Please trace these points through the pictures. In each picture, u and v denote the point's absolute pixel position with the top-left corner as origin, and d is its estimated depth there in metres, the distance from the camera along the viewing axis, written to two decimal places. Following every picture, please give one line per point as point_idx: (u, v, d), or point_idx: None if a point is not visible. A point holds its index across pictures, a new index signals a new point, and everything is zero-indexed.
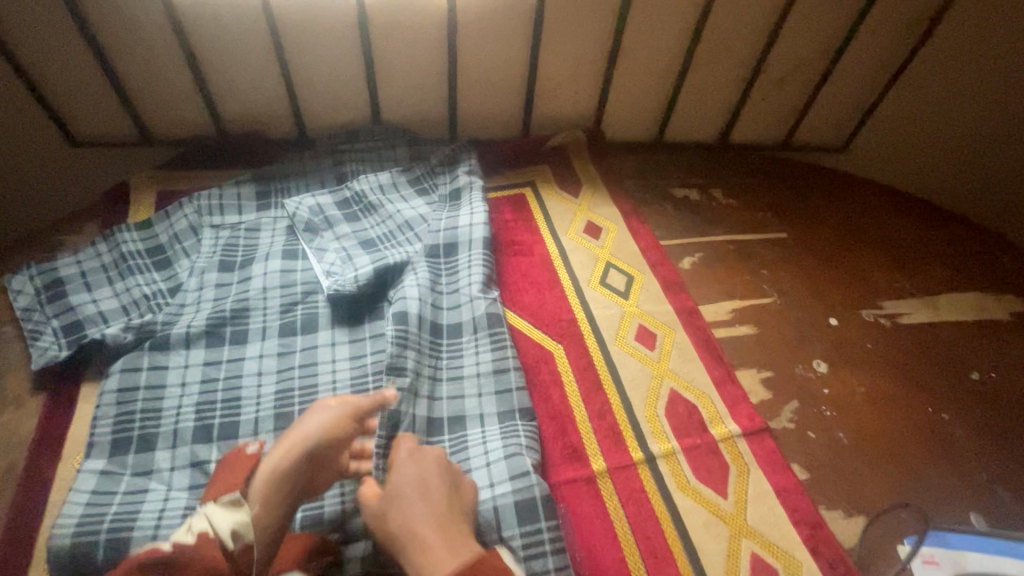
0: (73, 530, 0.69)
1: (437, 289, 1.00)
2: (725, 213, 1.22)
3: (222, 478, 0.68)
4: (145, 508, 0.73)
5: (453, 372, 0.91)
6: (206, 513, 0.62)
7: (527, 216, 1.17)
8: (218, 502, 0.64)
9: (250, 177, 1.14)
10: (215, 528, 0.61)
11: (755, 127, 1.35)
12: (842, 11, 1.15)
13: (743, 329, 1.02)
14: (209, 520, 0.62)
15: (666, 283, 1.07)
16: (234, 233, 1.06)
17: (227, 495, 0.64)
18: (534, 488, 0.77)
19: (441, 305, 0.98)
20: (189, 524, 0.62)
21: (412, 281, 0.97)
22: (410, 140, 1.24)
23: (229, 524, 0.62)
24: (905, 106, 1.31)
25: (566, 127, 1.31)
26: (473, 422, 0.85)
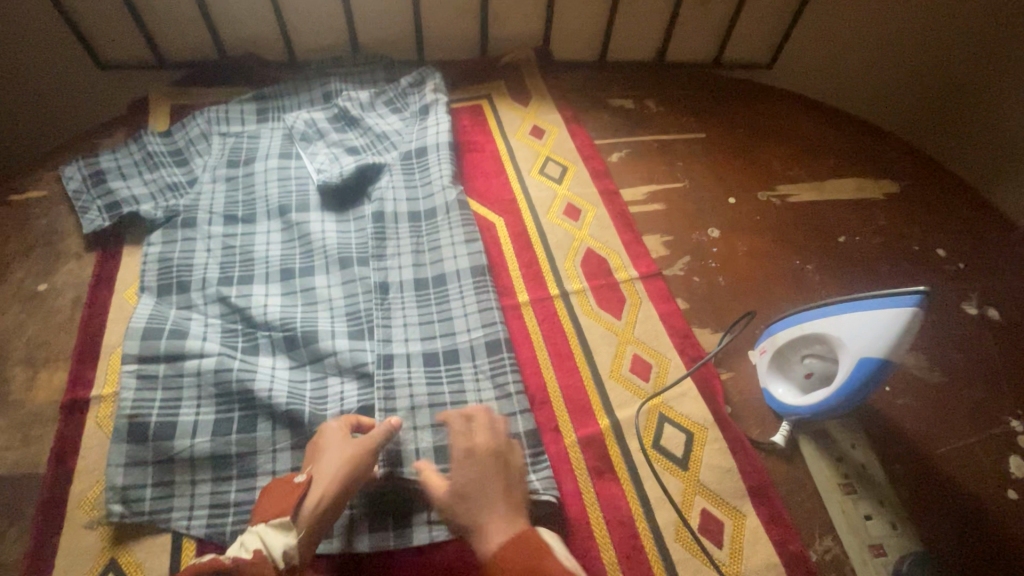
0: (140, 337, 0.93)
1: (412, 181, 1.20)
2: (654, 118, 1.42)
3: (267, 504, 0.75)
4: (192, 325, 0.97)
5: (422, 246, 1.12)
6: (260, 534, 0.71)
7: (482, 122, 1.38)
8: (270, 525, 0.72)
9: (252, 95, 1.36)
10: (270, 551, 0.69)
11: (687, 47, 1.55)
12: None
13: (652, 207, 1.24)
14: (264, 541, 0.70)
15: (594, 172, 1.28)
16: (239, 138, 1.29)
17: (278, 519, 0.72)
18: (499, 331, 1.00)
19: (414, 198, 1.18)
20: (244, 541, 0.70)
21: (388, 179, 1.19)
22: (387, 65, 1.43)
23: (282, 544, 0.70)
24: (837, 15, 1.46)
25: (520, 47, 1.50)
26: (449, 282, 1.06)
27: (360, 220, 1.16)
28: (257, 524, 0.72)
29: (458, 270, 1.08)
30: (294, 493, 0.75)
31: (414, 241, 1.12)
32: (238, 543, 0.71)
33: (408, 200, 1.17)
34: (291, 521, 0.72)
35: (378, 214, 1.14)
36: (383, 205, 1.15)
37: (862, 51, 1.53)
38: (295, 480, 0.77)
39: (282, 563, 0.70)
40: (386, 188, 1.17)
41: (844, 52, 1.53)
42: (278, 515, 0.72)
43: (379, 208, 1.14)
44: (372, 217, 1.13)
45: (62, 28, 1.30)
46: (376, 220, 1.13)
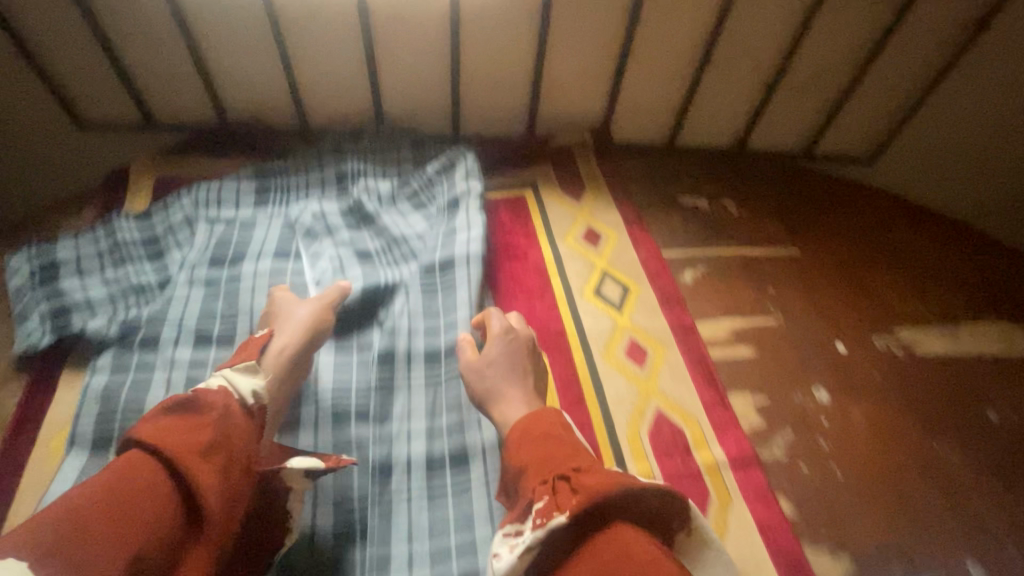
0: None
1: (432, 303, 0.95)
2: (735, 224, 1.16)
3: (237, 357, 0.74)
4: None
5: (440, 400, 0.86)
6: (227, 374, 0.68)
7: (524, 218, 1.13)
8: (235, 369, 0.69)
9: (251, 171, 1.13)
10: (237, 389, 0.66)
11: (773, 136, 1.29)
12: (861, 25, 1.11)
13: (740, 350, 0.96)
14: (229, 379, 0.67)
15: (664, 297, 1.02)
16: (228, 225, 1.06)
17: (243, 365, 0.70)
18: None
19: (432, 330, 0.93)
20: (210, 379, 0.66)
21: (403, 304, 0.95)
22: (414, 142, 1.20)
23: (249, 386, 0.67)
24: (961, 116, 1.22)
25: (573, 127, 1.26)
26: (475, 461, 0.81)
27: (364, 354, 0.91)
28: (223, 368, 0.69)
29: (488, 445, 0.82)
30: (263, 343, 0.77)
31: (431, 392, 0.87)
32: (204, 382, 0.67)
33: (425, 333, 0.92)
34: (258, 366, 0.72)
35: (385, 353, 0.89)
36: (395, 342, 0.91)
37: (988, 154, 1.27)
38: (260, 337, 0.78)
39: (253, 401, 0.66)
40: (400, 315, 0.93)
41: (962, 156, 1.28)
42: (246, 361, 0.72)
43: (389, 346, 0.90)
44: (377, 358, 0.89)
45: (35, 84, 1.10)
46: (383, 361, 0.89)
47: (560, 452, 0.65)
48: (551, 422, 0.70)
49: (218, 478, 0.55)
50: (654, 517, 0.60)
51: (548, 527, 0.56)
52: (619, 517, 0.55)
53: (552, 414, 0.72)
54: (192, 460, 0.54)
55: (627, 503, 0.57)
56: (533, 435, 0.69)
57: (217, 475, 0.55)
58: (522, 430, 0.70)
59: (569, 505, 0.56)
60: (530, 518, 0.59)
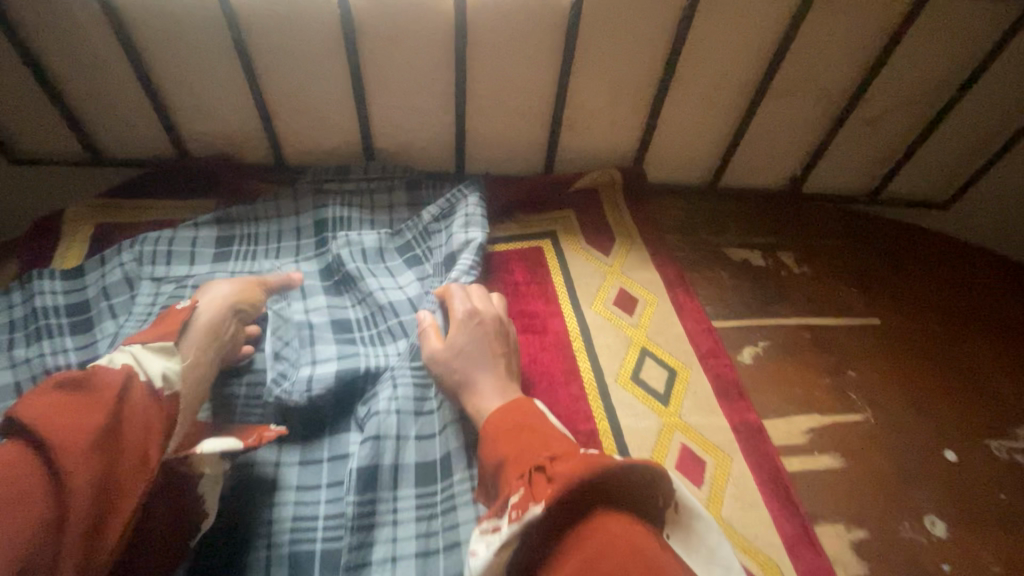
0: None
1: (426, 397, 0.75)
2: (798, 285, 0.96)
3: (149, 332, 0.62)
4: None
5: (434, 535, 0.67)
6: (135, 353, 0.57)
7: (543, 277, 0.93)
8: (147, 348, 0.58)
9: (211, 216, 0.93)
10: (144, 370, 0.55)
11: (837, 175, 1.09)
12: (952, 50, 0.92)
13: (824, 459, 0.75)
14: (136, 359, 0.56)
15: (720, 383, 0.81)
16: (177, 286, 0.85)
17: (158, 343, 0.59)
18: None
19: (425, 434, 0.73)
20: (111, 357, 0.56)
21: (392, 399, 0.73)
22: (409, 180, 1.00)
23: (160, 367, 0.57)
24: None
25: (600, 165, 1.07)
26: None
27: (338, 467, 0.71)
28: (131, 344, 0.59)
29: None
30: (181, 316, 0.66)
31: (422, 523, 0.67)
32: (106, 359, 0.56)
33: (416, 440, 0.72)
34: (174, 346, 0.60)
35: (366, 470, 0.68)
36: (381, 454, 0.69)
37: None
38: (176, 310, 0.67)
39: (163, 387, 0.56)
40: (388, 414, 0.71)
41: None
42: (159, 339, 0.60)
43: (372, 460, 0.68)
44: (357, 478, 0.67)
45: None
46: (363, 483, 0.67)
47: (536, 442, 0.53)
48: (516, 411, 0.58)
49: (99, 467, 0.47)
50: (644, 506, 0.49)
51: (522, 522, 0.45)
52: (607, 508, 0.45)
53: (526, 404, 0.60)
54: (75, 450, 0.46)
55: (613, 496, 0.46)
56: (506, 425, 0.57)
57: (104, 469, 0.47)
58: (493, 423, 0.58)
59: (545, 495, 0.45)
60: (506, 512, 0.47)
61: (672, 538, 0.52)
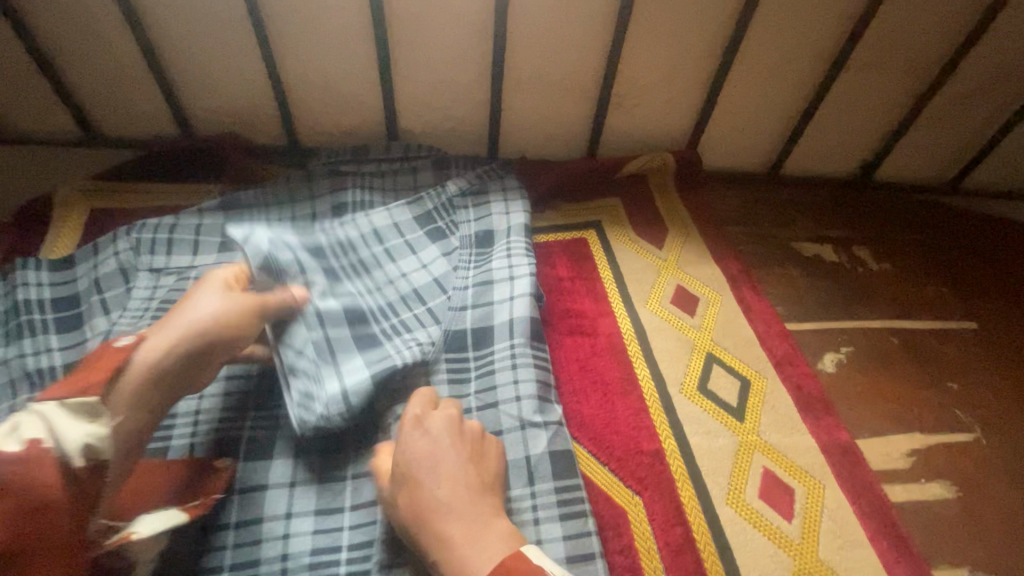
0: None
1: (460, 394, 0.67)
2: (880, 283, 0.85)
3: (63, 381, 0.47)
4: None
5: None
6: (45, 416, 0.44)
7: (590, 270, 0.82)
8: (63, 405, 0.45)
9: (216, 202, 0.83)
10: (54, 442, 0.43)
11: (914, 162, 0.97)
12: None
13: (933, 488, 0.64)
14: (46, 425, 0.43)
15: (802, 398, 0.69)
16: (179, 279, 0.76)
17: (79, 397, 0.46)
18: None
19: None
20: (14, 426, 0.43)
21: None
22: (437, 162, 0.90)
23: (79, 436, 0.44)
24: None
25: (648, 148, 0.96)
26: None
27: (360, 485, 0.61)
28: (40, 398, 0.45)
29: None
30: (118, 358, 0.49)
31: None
32: (8, 427, 0.43)
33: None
34: (101, 406, 0.46)
35: None
36: None
37: None
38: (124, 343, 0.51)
39: (83, 462, 0.44)
40: None
41: None
42: (82, 390, 0.46)
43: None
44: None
45: None
46: None
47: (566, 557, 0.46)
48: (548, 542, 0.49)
49: None
50: None
51: None
52: None
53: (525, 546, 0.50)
54: None
55: None
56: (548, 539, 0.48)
57: None
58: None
59: None
60: None
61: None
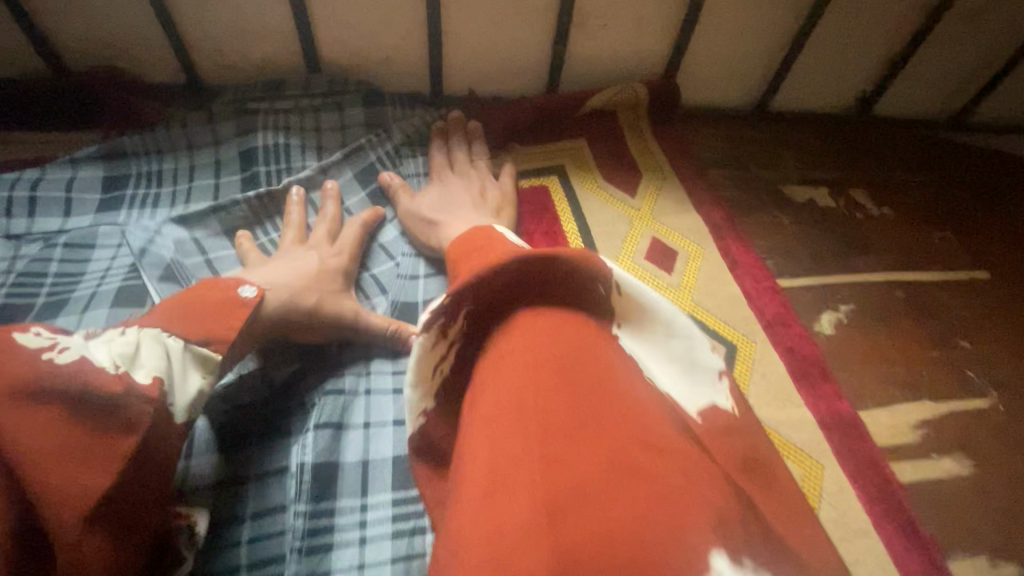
0: None
1: (410, 370, 0.58)
2: (884, 230, 0.74)
3: (184, 313, 0.43)
4: None
5: (419, 558, 0.48)
6: (174, 354, 0.40)
7: (549, 221, 0.70)
8: (192, 348, 0.41)
9: (93, 151, 0.68)
10: (177, 391, 0.39)
11: (916, 94, 0.86)
12: None
13: (945, 464, 0.55)
14: (178, 372, 0.40)
15: (797, 364, 0.60)
16: (46, 247, 0.61)
17: (204, 348, 0.42)
18: None
19: (406, 418, 0.55)
20: (136, 358, 0.37)
21: (362, 375, 0.57)
22: (366, 97, 0.75)
23: (198, 388, 0.41)
24: None
25: (618, 80, 0.82)
26: None
27: (268, 487, 0.50)
28: (167, 325, 0.41)
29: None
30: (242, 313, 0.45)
31: (403, 542, 0.48)
32: (130, 347, 0.38)
33: (395, 427, 0.54)
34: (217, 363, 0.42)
35: (325, 467, 0.50)
36: (342, 449, 0.52)
37: None
38: (233, 288, 0.47)
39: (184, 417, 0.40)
40: (355, 395, 0.55)
41: None
42: (204, 337, 0.42)
43: (331, 454, 0.51)
44: (311, 479, 0.49)
45: None
46: (317, 488, 0.49)
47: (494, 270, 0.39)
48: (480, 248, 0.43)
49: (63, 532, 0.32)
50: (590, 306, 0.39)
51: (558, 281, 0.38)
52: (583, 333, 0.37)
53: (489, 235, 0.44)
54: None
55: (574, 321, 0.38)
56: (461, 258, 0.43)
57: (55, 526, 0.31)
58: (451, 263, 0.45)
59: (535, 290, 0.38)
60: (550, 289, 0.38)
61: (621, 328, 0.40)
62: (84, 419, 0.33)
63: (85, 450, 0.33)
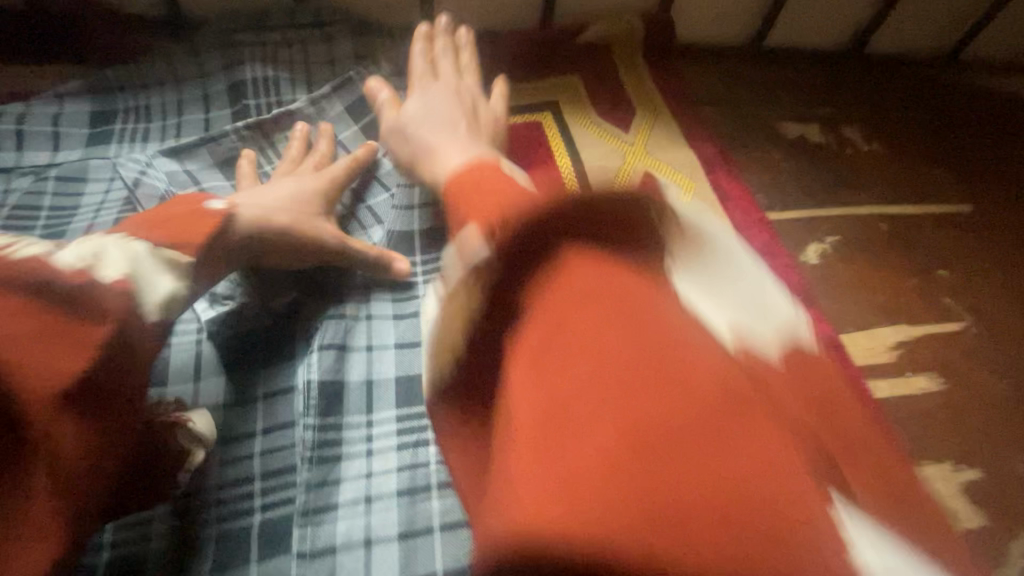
0: None
1: (410, 296, 0.59)
2: (872, 166, 0.76)
3: (154, 220, 0.40)
4: None
5: (422, 468, 0.50)
6: (135, 254, 0.36)
7: (543, 157, 0.70)
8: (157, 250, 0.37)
9: (76, 85, 0.67)
10: (138, 292, 0.35)
11: (910, 29, 0.86)
12: None
13: (918, 381, 0.58)
14: (135, 272, 0.35)
15: (782, 290, 0.62)
16: (37, 181, 0.61)
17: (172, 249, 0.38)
18: None
19: (407, 341, 0.56)
20: (95, 256, 0.34)
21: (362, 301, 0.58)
22: (355, 29, 0.73)
23: (166, 289, 0.36)
24: None
25: (612, 13, 0.80)
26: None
27: (275, 406, 0.52)
28: (135, 233, 0.38)
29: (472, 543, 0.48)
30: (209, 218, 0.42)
31: (407, 453, 0.51)
32: (90, 247, 0.35)
33: (397, 349, 0.56)
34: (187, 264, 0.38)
35: (330, 385, 0.52)
36: (346, 369, 0.54)
37: None
38: (202, 202, 0.43)
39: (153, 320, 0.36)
40: (356, 320, 0.57)
41: None
42: (171, 240, 0.38)
43: (336, 374, 0.53)
44: (316, 396, 0.51)
45: None
46: (324, 403, 0.52)
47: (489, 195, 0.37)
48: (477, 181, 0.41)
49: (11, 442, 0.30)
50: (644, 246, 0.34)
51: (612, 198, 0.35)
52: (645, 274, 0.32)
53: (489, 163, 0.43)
54: None
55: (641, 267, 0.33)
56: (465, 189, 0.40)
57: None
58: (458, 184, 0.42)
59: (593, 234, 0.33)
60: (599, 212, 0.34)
61: (682, 277, 0.33)
62: (37, 311, 0.31)
63: (42, 342, 0.31)
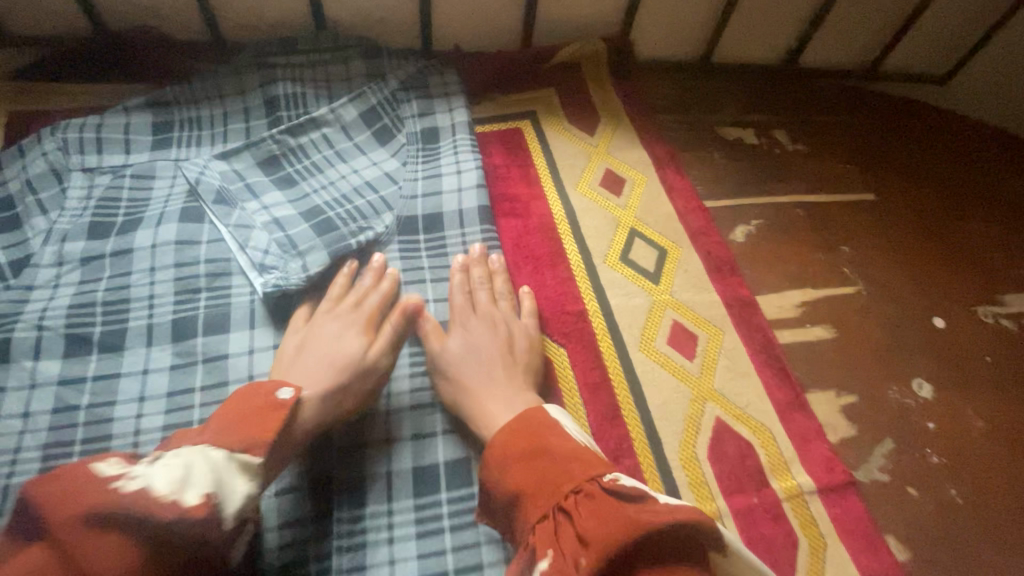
0: None
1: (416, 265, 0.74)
2: (796, 163, 0.91)
3: (235, 418, 0.48)
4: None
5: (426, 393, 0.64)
6: (215, 470, 0.42)
7: (523, 157, 0.86)
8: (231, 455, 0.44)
9: (142, 101, 0.82)
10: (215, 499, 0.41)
11: (834, 48, 1.02)
12: None
13: (816, 331, 0.74)
14: (216, 483, 0.42)
15: (712, 262, 0.78)
16: (115, 178, 0.76)
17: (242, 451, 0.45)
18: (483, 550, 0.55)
19: None
20: (189, 475, 0.41)
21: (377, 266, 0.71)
22: (367, 52, 0.89)
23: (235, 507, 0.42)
24: None
25: (581, 36, 0.96)
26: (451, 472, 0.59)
27: None
28: (216, 441, 0.45)
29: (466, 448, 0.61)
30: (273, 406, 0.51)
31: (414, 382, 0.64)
32: (183, 471, 0.41)
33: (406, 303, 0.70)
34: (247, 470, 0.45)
35: None
36: None
37: None
38: (273, 391, 0.52)
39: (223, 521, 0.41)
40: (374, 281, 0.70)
41: None
42: (243, 446, 0.46)
43: None
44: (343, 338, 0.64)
45: None
46: None
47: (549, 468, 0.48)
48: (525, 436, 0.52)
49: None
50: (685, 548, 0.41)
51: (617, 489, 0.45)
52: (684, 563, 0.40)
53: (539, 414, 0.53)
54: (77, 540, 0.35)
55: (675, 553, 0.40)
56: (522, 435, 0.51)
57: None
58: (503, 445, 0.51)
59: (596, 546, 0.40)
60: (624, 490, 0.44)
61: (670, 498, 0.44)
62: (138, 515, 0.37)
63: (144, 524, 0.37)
